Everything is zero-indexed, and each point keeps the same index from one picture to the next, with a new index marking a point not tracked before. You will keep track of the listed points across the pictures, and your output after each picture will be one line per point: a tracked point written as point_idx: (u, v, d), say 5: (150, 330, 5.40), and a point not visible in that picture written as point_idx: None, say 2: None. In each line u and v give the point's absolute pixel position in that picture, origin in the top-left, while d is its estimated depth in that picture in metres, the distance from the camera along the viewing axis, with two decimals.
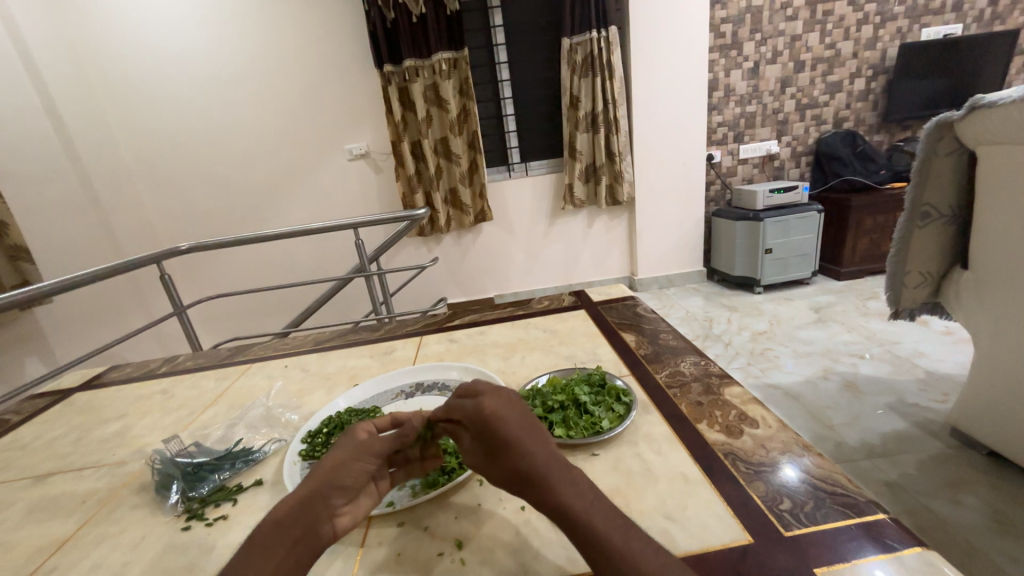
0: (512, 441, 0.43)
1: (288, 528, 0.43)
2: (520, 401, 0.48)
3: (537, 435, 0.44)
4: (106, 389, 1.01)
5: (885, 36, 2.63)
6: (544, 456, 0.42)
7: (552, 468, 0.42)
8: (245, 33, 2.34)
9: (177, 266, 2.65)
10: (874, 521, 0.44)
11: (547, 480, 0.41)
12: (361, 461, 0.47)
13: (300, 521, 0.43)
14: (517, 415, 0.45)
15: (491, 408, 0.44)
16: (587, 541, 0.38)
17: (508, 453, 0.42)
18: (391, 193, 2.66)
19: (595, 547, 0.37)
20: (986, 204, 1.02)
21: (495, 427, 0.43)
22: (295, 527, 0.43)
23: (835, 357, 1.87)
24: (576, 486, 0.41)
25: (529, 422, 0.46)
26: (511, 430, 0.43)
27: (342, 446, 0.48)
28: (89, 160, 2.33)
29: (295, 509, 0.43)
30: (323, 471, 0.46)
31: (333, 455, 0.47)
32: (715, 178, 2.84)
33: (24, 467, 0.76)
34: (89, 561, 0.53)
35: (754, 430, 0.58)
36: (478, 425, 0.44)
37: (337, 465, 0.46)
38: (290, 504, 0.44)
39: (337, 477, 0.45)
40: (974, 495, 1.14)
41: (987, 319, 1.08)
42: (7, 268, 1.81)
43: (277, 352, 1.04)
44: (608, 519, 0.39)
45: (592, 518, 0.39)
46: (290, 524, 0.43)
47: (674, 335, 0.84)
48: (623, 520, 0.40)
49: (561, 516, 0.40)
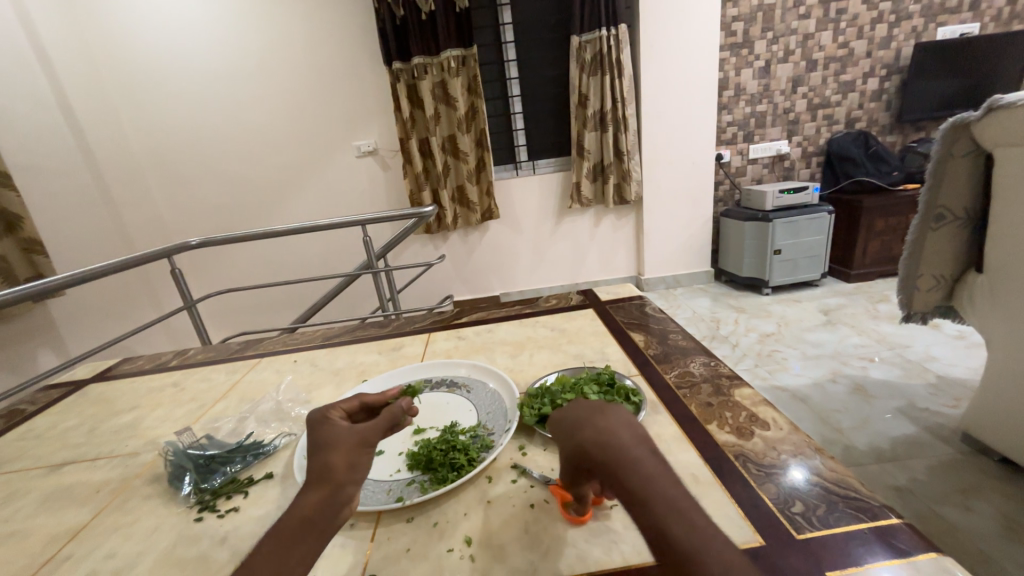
0: (581, 427, 0.42)
1: (313, 526, 0.42)
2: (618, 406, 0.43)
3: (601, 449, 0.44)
4: (118, 381, 1.02)
5: (900, 35, 2.59)
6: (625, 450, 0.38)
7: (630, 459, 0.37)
8: (256, 29, 2.35)
9: (186, 261, 2.68)
10: (887, 525, 0.43)
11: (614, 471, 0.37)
12: (367, 453, 0.47)
13: (324, 518, 0.42)
14: None
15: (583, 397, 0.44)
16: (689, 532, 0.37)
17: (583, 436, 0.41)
18: (398, 190, 2.67)
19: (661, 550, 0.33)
20: (1002, 207, 1.01)
21: (572, 412, 0.44)
22: (320, 525, 0.42)
23: (844, 360, 1.85)
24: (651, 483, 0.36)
25: None
26: (582, 415, 0.42)
27: (341, 441, 0.47)
28: (101, 155, 2.35)
29: (316, 510, 0.42)
30: (335, 472, 0.44)
31: (337, 452, 0.46)
32: (724, 178, 2.81)
33: (38, 456, 0.77)
34: (103, 551, 0.53)
35: (764, 432, 0.58)
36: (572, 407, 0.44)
37: (349, 463, 0.45)
38: (311, 504, 0.43)
39: (352, 471, 0.45)
40: (985, 502, 1.12)
41: (1002, 323, 1.07)
42: (21, 260, 1.83)
43: (286, 347, 1.05)
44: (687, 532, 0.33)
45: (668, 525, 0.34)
46: (314, 523, 0.42)
47: (683, 335, 0.84)
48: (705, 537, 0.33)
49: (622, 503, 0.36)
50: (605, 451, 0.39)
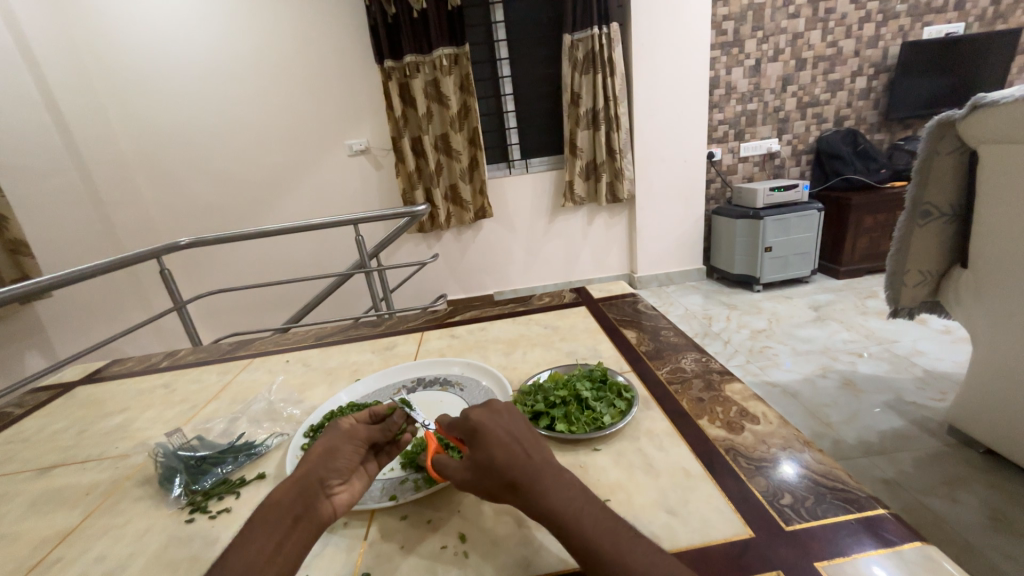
0: (502, 438, 0.45)
1: (287, 508, 0.45)
2: (509, 412, 0.50)
3: (498, 469, 0.43)
4: (107, 382, 1.01)
5: (887, 34, 2.63)
6: (538, 461, 0.44)
7: (545, 469, 0.44)
8: (247, 29, 2.33)
9: (177, 261, 2.65)
10: (873, 516, 0.44)
11: (535, 485, 0.42)
12: (351, 444, 0.50)
13: (298, 501, 0.45)
14: (486, 450, 0.45)
15: (477, 418, 0.47)
16: (581, 550, 0.39)
17: (497, 461, 0.44)
18: (391, 189, 2.65)
19: (583, 549, 0.39)
20: (987, 203, 1.02)
21: (502, 430, 0.46)
22: (294, 507, 0.45)
23: (834, 356, 1.87)
24: (566, 489, 0.42)
25: (494, 462, 0.44)
26: (512, 438, 0.46)
27: (331, 435, 0.51)
28: (88, 154, 2.31)
29: (292, 494, 0.46)
30: (317, 457, 0.49)
31: (324, 442, 0.50)
32: (715, 176, 2.84)
33: (26, 460, 0.76)
34: (93, 554, 0.53)
35: (754, 426, 0.59)
36: (468, 438, 0.47)
37: (331, 450, 0.49)
38: (290, 484, 0.46)
39: (331, 459, 0.48)
40: (971, 493, 1.14)
41: (988, 317, 1.09)
42: (7, 261, 1.80)
43: (278, 347, 1.05)
44: (600, 523, 0.40)
45: (585, 523, 0.40)
46: (289, 504, 0.45)
47: (675, 331, 0.85)
48: (612, 522, 0.41)
49: (544, 518, 0.41)
50: (524, 468, 0.43)
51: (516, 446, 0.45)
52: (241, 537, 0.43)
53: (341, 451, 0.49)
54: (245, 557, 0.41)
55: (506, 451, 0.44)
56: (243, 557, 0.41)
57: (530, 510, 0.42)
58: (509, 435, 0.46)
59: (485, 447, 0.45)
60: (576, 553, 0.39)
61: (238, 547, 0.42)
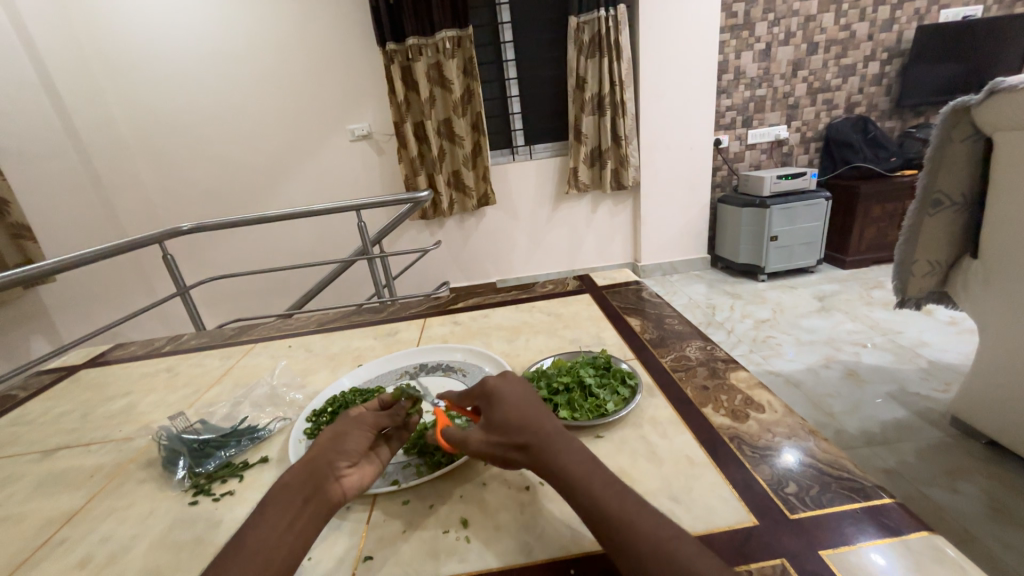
0: (517, 403, 0.48)
1: (296, 490, 0.45)
2: (526, 385, 0.53)
3: (512, 429, 0.46)
4: (111, 366, 1.02)
5: (902, 17, 2.56)
6: (550, 425, 0.46)
7: (556, 432, 0.45)
8: (247, 9, 2.29)
9: (179, 247, 2.65)
10: (879, 505, 0.44)
11: (546, 446, 0.43)
12: (361, 430, 0.50)
13: (307, 483, 0.45)
14: (502, 411, 0.48)
15: (493, 385, 0.51)
16: (587, 506, 0.39)
17: (512, 421, 0.46)
18: (393, 175, 2.63)
19: (588, 507, 0.39)
20: (1001, 192, 1.00)
21: (515, 396, 0.49)
22: (304, 488, 0.45)
23: (838, 345, 1.87)
24: (576, 452, 0.43)
25: (510, 425, 0.46)
26: (526, 403, 0.48)
27: (342, 422, 0.51)
28: (87, 138, 2.29)
29: (301, 476, 0.46)
30: (327, 441, 0.49)
31: (335, 427, 0.50)
32: (722, 164, 2.79)
33: (31, 441, 0.76)
34: (98, 535, 0.53)
35: (759, 414, 0.58)
36: (486, 403, 0.50)
37: (340, 435, 0.49)
38: (301, 467, 0.46)
39: (340, 443, 0.48)
40: (972, 483, 1.14)
41: (996, 308, 1.07)
42: (9, 246, 1.80)
43: (279, 333, 1.04)
44: (606, 483, 0.40)
45: (590, 481, 0.40)
46: (298, 486, 0.45)
47: (679, 319, 0.84)
48: (618, 485, 0.41)
49: (554, 476, 0.42)
50: (535, 430, 0.45)
51: (529, 412, 0.47)
52: (252, 518, 0.43)
53: (350, 435, 0.49)
54: (256, 538, 0.41)
55: (521, 415, 0.47)
56: (252, 539, 0.41)
57: (540, 469, 0.43)
58: (523, 403, 0.49)
59: (499, 414, 0.48)
60: (584, 510, 0.39)
61: (249, 528, 0.42)
